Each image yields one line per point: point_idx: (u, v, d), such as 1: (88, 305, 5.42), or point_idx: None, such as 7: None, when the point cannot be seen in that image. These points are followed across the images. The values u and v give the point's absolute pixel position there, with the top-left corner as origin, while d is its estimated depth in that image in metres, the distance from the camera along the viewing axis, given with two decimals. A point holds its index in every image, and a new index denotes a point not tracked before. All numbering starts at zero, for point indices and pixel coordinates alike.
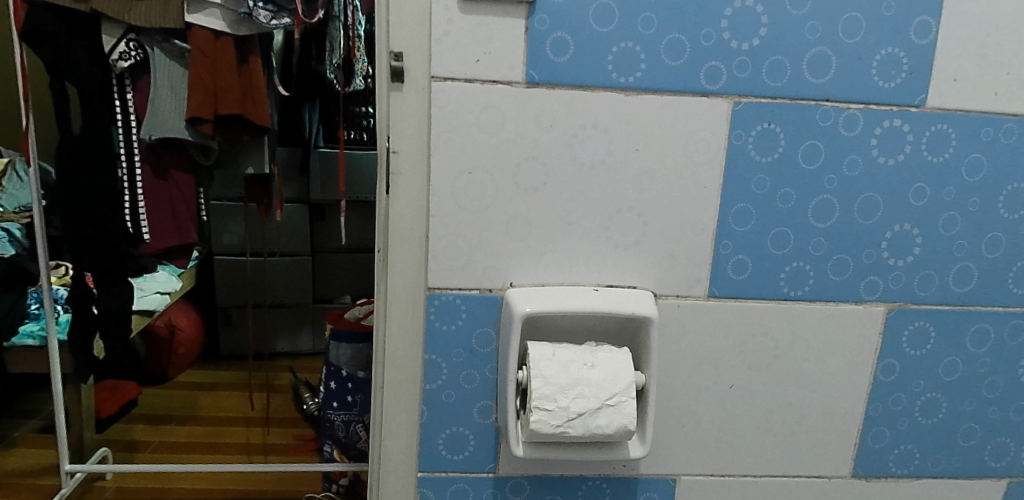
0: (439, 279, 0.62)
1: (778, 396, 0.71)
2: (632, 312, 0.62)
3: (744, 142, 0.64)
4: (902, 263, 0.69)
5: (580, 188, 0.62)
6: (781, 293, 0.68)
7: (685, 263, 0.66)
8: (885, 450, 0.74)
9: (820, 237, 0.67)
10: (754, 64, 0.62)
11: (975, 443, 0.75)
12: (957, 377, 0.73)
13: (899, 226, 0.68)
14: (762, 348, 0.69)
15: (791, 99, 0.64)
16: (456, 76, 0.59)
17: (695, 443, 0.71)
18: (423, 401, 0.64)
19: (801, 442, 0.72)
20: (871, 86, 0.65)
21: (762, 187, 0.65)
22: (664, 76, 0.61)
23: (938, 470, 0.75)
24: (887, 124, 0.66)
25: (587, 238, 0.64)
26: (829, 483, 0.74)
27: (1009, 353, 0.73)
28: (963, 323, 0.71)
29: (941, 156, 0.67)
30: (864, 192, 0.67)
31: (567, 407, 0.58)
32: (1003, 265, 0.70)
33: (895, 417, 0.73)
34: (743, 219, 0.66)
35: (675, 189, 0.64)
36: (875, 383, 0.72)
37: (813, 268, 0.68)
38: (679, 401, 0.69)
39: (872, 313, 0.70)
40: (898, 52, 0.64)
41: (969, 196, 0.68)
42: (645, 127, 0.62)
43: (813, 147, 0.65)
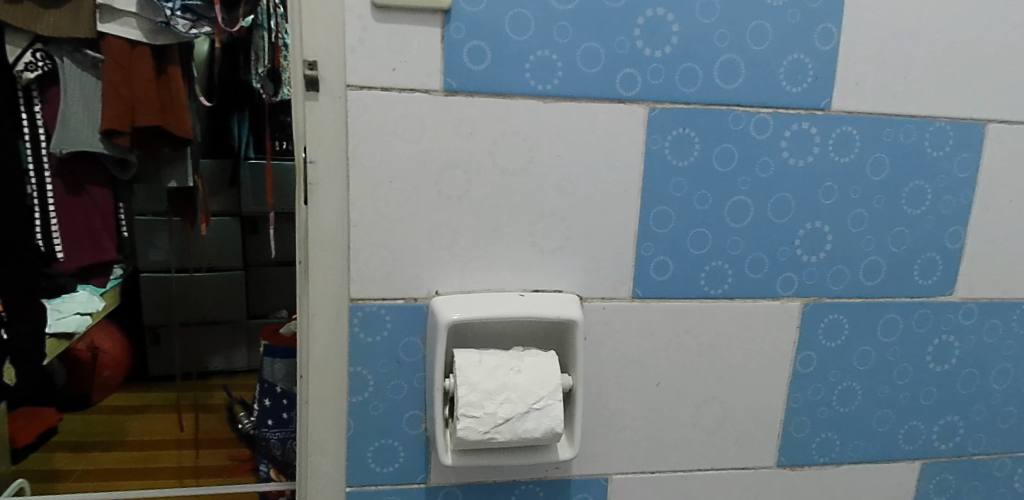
0: (362, 290, 0.61)
1: (703, 392, 0.73)
2: (558, 316, 0.63)
3: (660, 147, 0.66)
4: (815, 259, 0.72)
5: (503, 194, 0.63)
6: (702, 292, 0.70)
7: (609, 266, 0.67)
8: (807, 438, 0.77)
9: (737, 237, 0.70)
10: (667, 70, 0.64)
11: (890, 427, 0.79)
12: (870, 366, 0.77)
13: (810, 224, 0.71)
14: (686, 346, 0.71)
15: (704, 105, 0.66)
16: (373, 84, 0.58)
17: (625, 442, 0.72)
18: (349, 414, 0.63)
19: (727, 435, 0.75)
20: (779, 91, 0.67)
21: (679, 190, 0.67)
22: (581, 82, 0.62)
23: (857, 456, 0.79)
24: (795, 127, 0.69)
25: (511, 243, 0.64)
26: (755, 473, 0.77)
27: (917, 342, 0.77)
28: (874, 315, 0.75)
29: (846, 156, 0.71)
30: (777, 193, 0.70)
31: (494, 413, 0.58)
32: (908, 258, 0.75)
33: (815, 407, 0.76)
34: (663, 221, 0.68)
35: (597, 193, 0.65)
36: (794, 375, 0.75)
37: (731, 267, 0.70)
38: (607, 401, 0.71)
39: (788, 308, 0.73)
40: (804, 58, 0.67)
41: (874, 194, 0.72)
42: (565, 133, 0.63)
43: (728, 150, 0.68)
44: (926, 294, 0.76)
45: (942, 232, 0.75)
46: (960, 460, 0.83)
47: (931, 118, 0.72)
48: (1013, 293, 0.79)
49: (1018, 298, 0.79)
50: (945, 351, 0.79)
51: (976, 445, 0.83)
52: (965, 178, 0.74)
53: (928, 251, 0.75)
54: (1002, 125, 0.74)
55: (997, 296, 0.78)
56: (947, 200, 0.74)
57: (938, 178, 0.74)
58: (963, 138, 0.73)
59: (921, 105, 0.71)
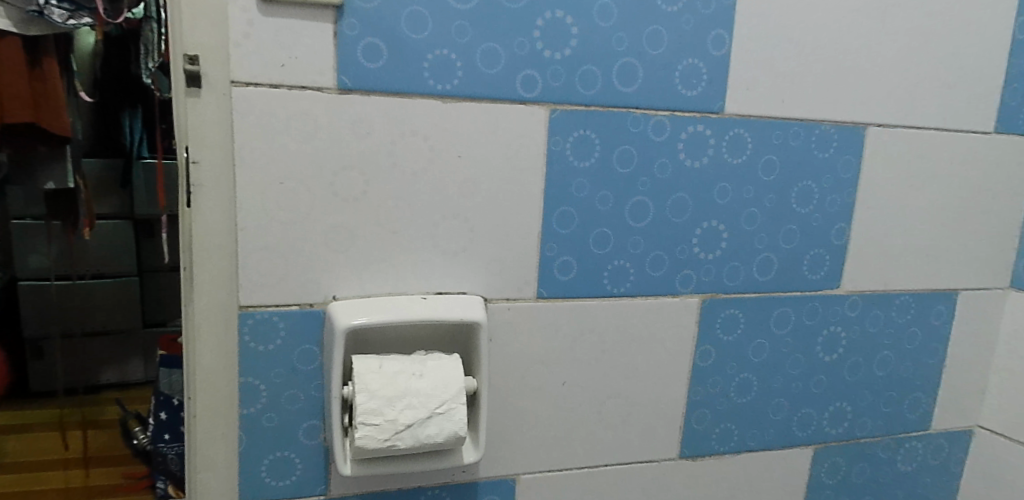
0: (252, 297, 0.58)
1: (608, 388, 0.74)
2: (461, 318, 0.62)
3: (562, 148, 0.66)
4: (712, 256, 0.75)
5: (403, 195, 0.61)
6: (605, 290, 0.71)
7: (513, 267, 0.67)
8: (707, 429, 0.80)
9: (638, 236, 0.71)
10: (567, 72, 0.65)
11: (784, 415, 0.83)
12: (765, 358, 0.81)
13: (707, 223, 0.74)
14: (590, 344, 0.72)
15: (604, 107, 0.67)
16: (260, 81, 0.56)
17: (533, 442, 0.72)
18: (241, 427, 0.60)
19: (632, 430, 0.76)
20: (675, 94, 0.69)
21: (581, 190, 0.68)
22: (481, 83, 0.62)
23: (754, 444, 0.83)
24: (691, 130, 0.71)
25: (413, 245, 0.63)
26: (659, 465, 0.78)
27: (807, 334, 0.82)
28: (767, 309, 0.79)
29: (739, 157, 0.74)
30: (675, 193, 0.72)
31: (394, 419, 0.57)
32: (799, 254, 0.79)
33: (714, 398, 0.79)
34: (566, 222, 0.68)
35: (499, 194, 0.65)
36: (694, 368, 0.77)
37: (633, 265, 0.72)
38: (514, 401, 0.70)
39: (688, 304, 0.75)
40: (698, 63, 0.69)
41: (767, 193, 0.76)
42: (466, 133, 0.62)
43: (627, 151, 0.69)
44: (815, 288, 0.81)
45: (829, 229, 0.80)
46: (848, 443, 0.88)
47: (816, 122, 0.76)
48: (892, 285, 0.85)
49: (896, 290, 0.85)
50: (833, 342, 0.84)
51: (862, 428, 0.88)
52: (848, 178, 0.79)
53: (816, 248, 0.80)
54: (879, 129, 0.79)
55: (878, 288, 0.84)
56: (833, 199, 0.79)
57: (824, 178, 0.78)
58: (845, 141, 0.78)
59: (807, 109, 0.75)
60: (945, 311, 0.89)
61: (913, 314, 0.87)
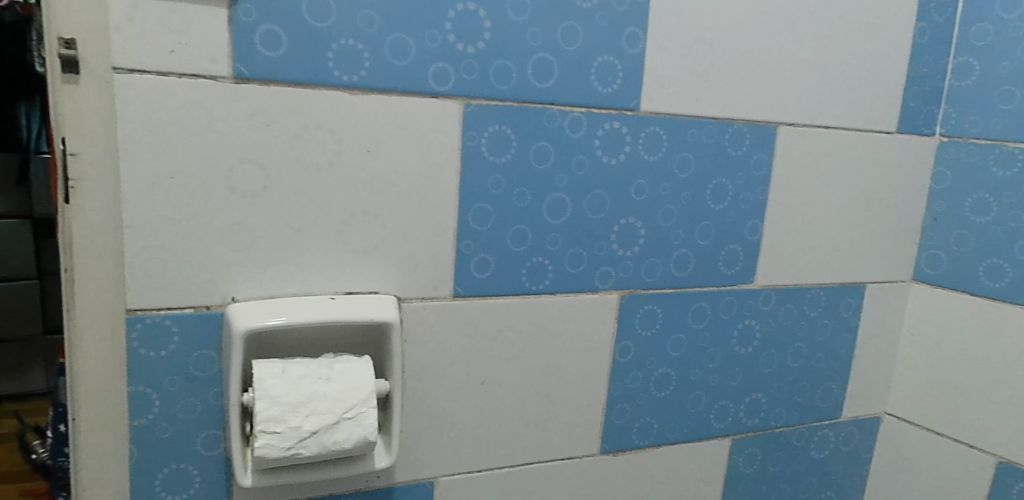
0: (141, 300, 0.54)
1: (528, 386, 0.73)
2: (370, 319, 0.60)
3: (477, 143, 0.64)
4: (630, 253, 0.75)
5: (308, 191, 0.59)
6: (523, 288, 0.70)
7: (427, 265, 0.65)
8: (628, 424, 0.80)
9: (556, 233, 0.71)
10: (481, 65, 0.63)
11: (702, 408, 0.85)
12: (683, 352, 0.82)
13: (625, 220, 0.74)
14: (510, 342, 0.71)
15: (520, 102, 0.66)
16: (146, 68, 0.52)
17: (451, 443, 0.70)
18: (132, 440, 0.56)
19: (552, 428, 0.75)
20: (591, 91, 0.69)
21: (498, 187, 0.66)
22: (390, 75, 0.60)
23: (673, 437, 0.83)
24: (608, 126, 0.71)
25: (319, 243, 0.60)
26: (580, 462, 0.78)
27: (723, 328, 0.84)
28: (684, 304, 0.80)
29: (655, 154, 0.74)
30: (592, 190, 0.72)
31: (298, 426, 0.54)
32: (714, 250, 0.80)
33: (634, 394, 0.79)
34: (482, 219, 0.66)
35: (411, 190, 0.63)
36: (614, 364, 0.77)
37: (551, 263, 0.71)
38: (431, 402, 0.68)
39: (607, 301, 0.75)
40: (613, 60, 0.69)
41: (682, 190, 0.77)
42: (375, 127, 0.60)
43: (545, 148, 0.68)
44: (730, 282, 0.82)
45: (743, 225, 0.82)
46: (764, 433, 0.90)
47: (729, 121, 0.78)
48: (804, 279, 0.88)
49: (808, 284, 0.88)
50: (748, 334, 0.86)
51: (777, 418, 0.91)
52: (760, 175, 0.81)
53: (730, 243, 0.81)
54: (790, 128, 0.82)
55: (790, 283, 0.87)
56: (746, 196, 0.81)
57: (738, 175, 0.80)
58: (757, 140, 0.80)
59: (720, 108, 0.77)
60: (853, 303, 0.93)
61: (825, 307, 0.90)
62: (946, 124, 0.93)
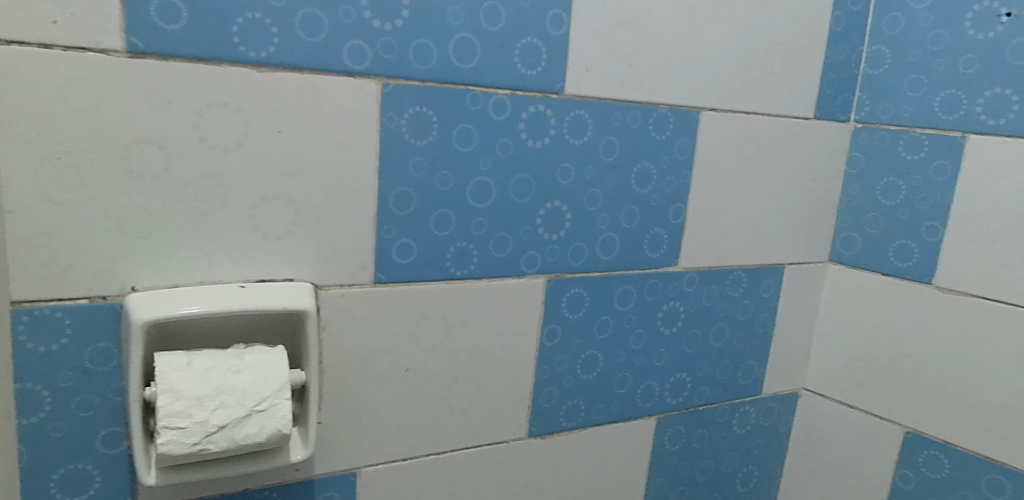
0: (28, 290, 0.51)
1: (453, 373, 0.72)
2: (284, 307, 0.58)
3: (396, 125, 0.62)
4: (556, 237, 0.75)
5: (214, 173, 0.56)
6: (448, 274, 0.69)
7: (345, 251, 0.63)
8: (556, 407, 0.80)
9: (481, 217, 0.69)
10: (400, 44, 0.61)
11: (629, 389, 0.86)
12: (609, 334, 0.82)
13: (551, 204, 0.74)
14: (434, 328, 0.69)
15: (441, 83, 0.64)
16: (26, 39, 0.48)
17: (374, 432, 0.68)
18: (21, 440, 0.53)
19: (478, 414, 0.74)
20: (514, 73, 0.68)
21: (419, 170, 0.65)
22: (302, 52, 0.57)
23: (601, 418, 0.84)
24: (532, 109, 0.70)
25: (227, 229, 0.57)
26: (508, 447, 0.77)
27: (648, 310, 0.85)
28: (610, 287, 0.81)
29: (580, 138, 0.74)
30: (517, 173, 0.71)
31: (205, 421, 0.52)
32: (639, 233, 0.81)
33: (562, 377, 0.80)
34: (403, 203, 0.65)
35: (327, 173, 0.60)
36: (541, 348, 0.77)
37: (476, 247, 0.70)
38: (351, 391, 0.66)
39: (533, 285, 0.75)
40: (537, 41, 0.68)
41: (607, 174, 0.77)
42: (286, 107, 0.57)
43: (467, 130, 0.66)
44: (654, 265, 0.84)
45: (667, 209, 0.83)
46: (688, 411, 0.93)
47: (653, 105, 0.78)
48: (726, 261, 0.90)
49: (729, 265, 0.90)
50: (672, 316, 0.87)
51: (701, 396, 0.94)
52: (683, 159, 0.82)
53: (655, 227, 0.82)
54: (712, 113, 0.83)
55: (713, 265, 0.89)
56: (670, 180, 0.82)
57: (662, 159, 0.81)
58: (681, 124, 0.81)
59: (644, 92, 0.77)
60: (773, 284, 0.96)
61: (745, 288, 0.93)
62: (860, 110, 0.97)
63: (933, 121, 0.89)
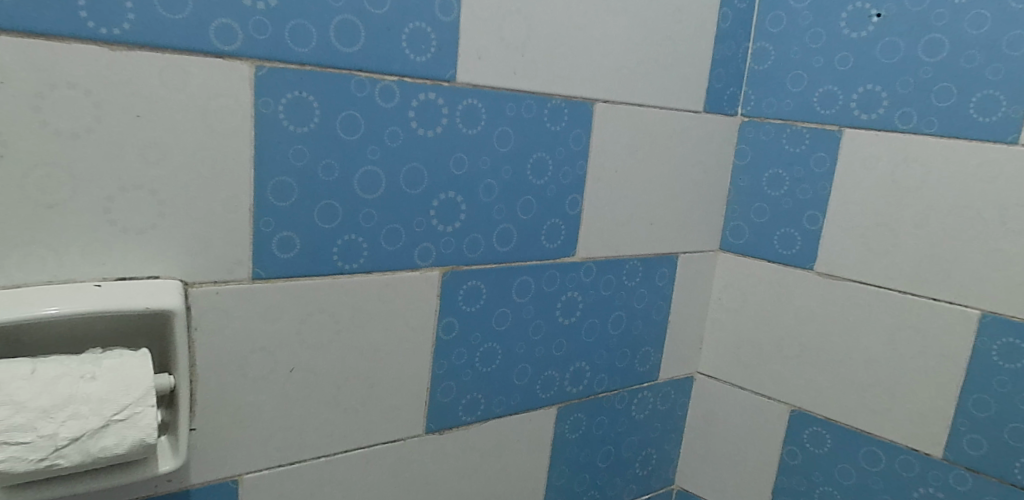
0: None
1: (344, 371, 0.69)
2: (147, 307, 0.53)
3: (273, 111, 0.59)
4: (450, 228, 0.74)
5: (61, 161, 0.50)
6: (335, 268, 0.66)
7: (220, 245, 0.59)
8: (454, 402, 0.79)
9: (370, 208, 0.67)
10: (274, 25, 0.57)
11: (529, 379, 0.86)
12: (508, 326, 0.82)
13: (444, 195, 0.72)
14: (321, 325, 0.66)
15: (322, 67, 0.61)
16: None
17: (257, 437, 0.65)
18: None
19: (372, 412, 0.72)
20: (401, 59, 0.66)
21: (300, 158, 0.61)
22: (163, 30, 0.53)
23: (501, 410, 0.84)
24: (422, 97, 0.68)
25: (79, 223, 0.52)
26: (404, 444, 0.76)
27: (546, 300, 0.85)
28: (508, 279, 0.80)
29: (473, 128, 0.73)
30: (408, 163, 0.68)
31: (53, 434, 0.47)
32: (535, 225, 0.81)
33: (460, 370, 0.78)
34: (283, 193, 0.61)
35: (195, 162, 0.56)
36: (438, 343, 0.76)
37: (365, 240, 0.67)
38: (230, 394, 0.62)
39: (428, 278, 0.73)
40: (425, 27, 0.66)
41: (502, 164, 0.76)
42: (145, 89, 0.53)
43: (352, 117, 0.64)
44: (552, 256, 0.84)
45: (563, 200, 0.83)
46: (588, 399, 0.94)
47: (547, 96, 0.78)
48: (622, 251, 0.92)
49: (626, 255, 0.92)
50: (571, 306, 0.88)
51: (600, 384, 0.95)
52: (578, 150, 0.83)
53: (552, 218, 0.83)
54: (607, 104, 0.84)
55: (609, 255, 0.90)
56: (565, 171, 0.82)
57: (557, 150, 0.81)
58: (575, 115, 0.81)
59: (538, 82, 0.77)
60: (668, 272, 0.99)
61: (641, 277, 0.95)
62: (747, 104, 1.01)
63: (812, 116, 0.94)
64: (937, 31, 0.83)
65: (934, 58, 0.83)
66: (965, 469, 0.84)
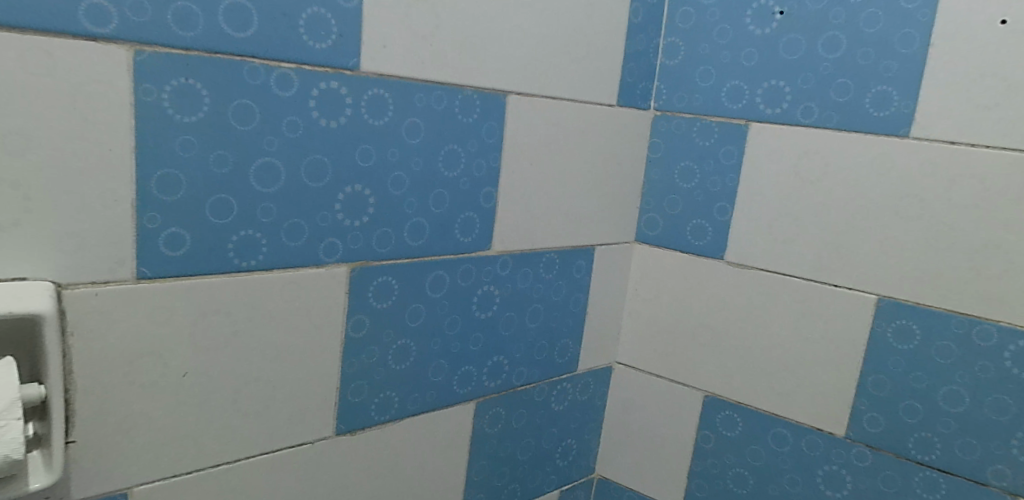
0: None
1: (245, 374, 0.66)
2: (12, 311, 0.49)
3: (156, 99, 0.55)
4: (358, 223, 0.71)
5: None
6: (231, 265, 0.63)
7: (98, 243, 0.55)
8: (366, 401, 0.77)
9: (268, 202, 0.64)
10: (155, 6, 0.54)
11: (445, 375, 0.85)
12: (422, 322, 0.80)
13: (350, 188, 0.70)
14: (218, 327, 0.63)
15: (211, 53, 0.57)
16: None
17: (148, 447, 0.61)
18: None
19: (276, 415, 0.69)
20: (300, 46, 0.63)
21: (188, 149, 0.58)
22: (24, 9, 0.48)
23: (416, 408, 0.82)
24: (324, 86, 0.65)
25: None
26: (313, 447, 0.73)
27: (462, 295, 0.84)
28: (421, 274, 0.79)
29: (380, 119, 0.71)
30: (309, 154, 0.66)
31: None
32: (448, 219, 0.80)
33: (372, 369, 0.76)
34: (170, 187, 0.57)
35: (67, 153, 0.52)
36: (347, 341, 0.73)
37: (264, 236, 0.64)
38: (115, 402, 0.58)
39: (334, 275, 0.70)
40: (325, 13, 0.64)
41: (412, 157, 0.74)
42: (5, 73, 0.48)
43: (246, 106, 0.60)
44: (466, 250, 0.83)
45: (477, 193, 0.82)
46: (507, 393, 0.94)
47: (458, 87, 0.77)
48: (539, 244, 0.92)
49: (542, 248, 0.92)
50: (487, 300, 0.87)
51: (519, 378, 0.95)
52: (492, 142, 0.82)
53: (466, 211, 0.81)
54: (520, 96, 0.84)
55: (525, 248, 0.90)
56: (479, 163, 0.81)
57: (469, 142, 0.80)
58: (487, 107, 0.80)
59: (448, 73, 0.75)
60: (585, 264, 0.99)
61: (558, 269, 0.96)
62: (659, 98, 1.03)
63: (721, 110, 0.97)
64: (835, 29, 0.86)
65: (832, 54, 0.87)
66: (865, 447, 0.89)
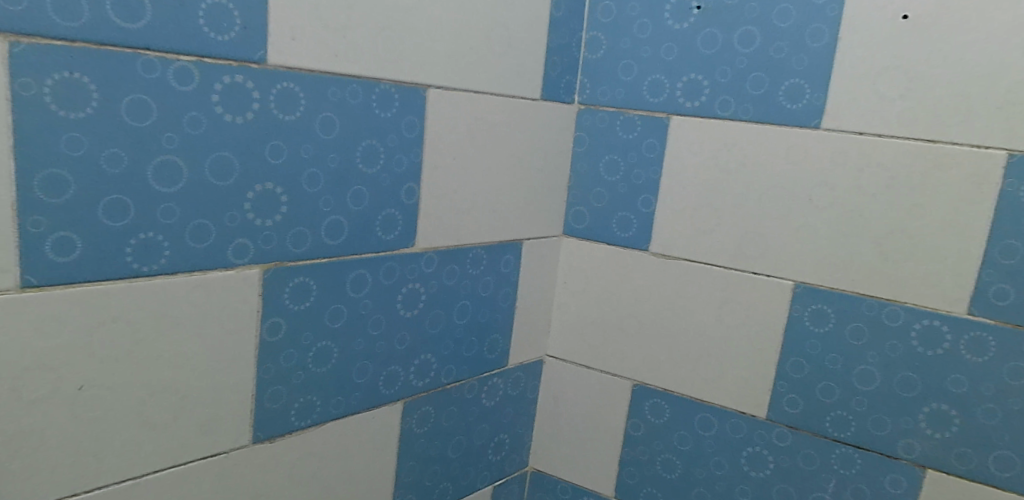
0: None
1: (149, 384, 0.62)
2: None
3: (37, 94, 0.51)
4: (270, 223, 0.69)
5: None
6: (130, 270, 0.59)
7: None
8: (285, 406, 0.74)
9: (169, 203, 0.61)
10: None
11: (370, 376, 0.83)
12: (344, 322, 0.78)
13: (261, 186, 0.67)
14: (117, 336, 0.59)
15: (99, 45, 0.54)
16: None
17: (42, 467, 0.56)
18: None
19: (186, 426, 0.66)
20: (200, 37, 0.60)
21: (76, 147, 0.54)
22: None
23: (340, 411, 0.80)
24: (228, 80, 0.62)
25: None
26: (229, 457, 0.70)
27: (385, 293, 0.82)
28: (341, 273, 0.77)
29: (291, 114, 0.68)
30: (214, 151, 0.63)
31: None
32: (368, 216, 0.78)
33: (291, 373, 0.74)
34: (57, 188, 0.54)
35: None
36: (263, 345, 0.71)
37: (167, 238, 0.61)
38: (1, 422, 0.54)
39: (246, 277, 0.68)
40: (227, 3, 0.61)
41: (327, 153, 0.72)
42: None
43: (141, 101, 0.57)
44: (389, 248, 0.81)
45: (398, 189, 0.80)
46: (436, 391, 0.93)
47: (375, 81, 0.75)
48: (465, 239, 0.91)
49: (468, 243, 0.91)
50: (413, 298, 0.86)
51: (448, 375, 0.94)
52: (412, 137, 0.81)
53: (386, 208, 0.80)
54: (441, 90, 0.82)
55: (451, 244, 0.89)
56: (399, 159, 0.80)
57: (388, 137, 0.78)
58: (407, 101, 0.79)
59: (363, 66, 0.73)
60: (512, 259, 0.99)
61: (485, 265, 0.95)
62: (582, 92, 1.03)
63: (642, 104, 0.98)
64: (749, 24, 0.89)
65: (747, 49, 0.89)
66: (785, 427, 0.92)
